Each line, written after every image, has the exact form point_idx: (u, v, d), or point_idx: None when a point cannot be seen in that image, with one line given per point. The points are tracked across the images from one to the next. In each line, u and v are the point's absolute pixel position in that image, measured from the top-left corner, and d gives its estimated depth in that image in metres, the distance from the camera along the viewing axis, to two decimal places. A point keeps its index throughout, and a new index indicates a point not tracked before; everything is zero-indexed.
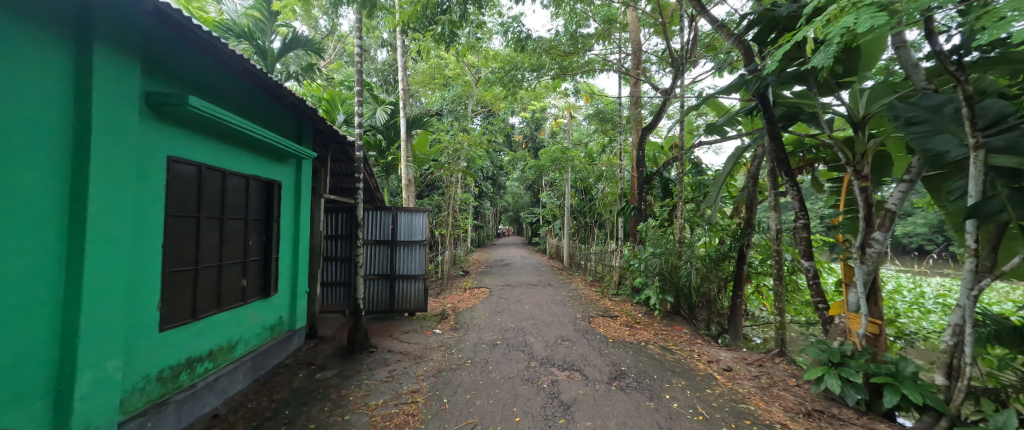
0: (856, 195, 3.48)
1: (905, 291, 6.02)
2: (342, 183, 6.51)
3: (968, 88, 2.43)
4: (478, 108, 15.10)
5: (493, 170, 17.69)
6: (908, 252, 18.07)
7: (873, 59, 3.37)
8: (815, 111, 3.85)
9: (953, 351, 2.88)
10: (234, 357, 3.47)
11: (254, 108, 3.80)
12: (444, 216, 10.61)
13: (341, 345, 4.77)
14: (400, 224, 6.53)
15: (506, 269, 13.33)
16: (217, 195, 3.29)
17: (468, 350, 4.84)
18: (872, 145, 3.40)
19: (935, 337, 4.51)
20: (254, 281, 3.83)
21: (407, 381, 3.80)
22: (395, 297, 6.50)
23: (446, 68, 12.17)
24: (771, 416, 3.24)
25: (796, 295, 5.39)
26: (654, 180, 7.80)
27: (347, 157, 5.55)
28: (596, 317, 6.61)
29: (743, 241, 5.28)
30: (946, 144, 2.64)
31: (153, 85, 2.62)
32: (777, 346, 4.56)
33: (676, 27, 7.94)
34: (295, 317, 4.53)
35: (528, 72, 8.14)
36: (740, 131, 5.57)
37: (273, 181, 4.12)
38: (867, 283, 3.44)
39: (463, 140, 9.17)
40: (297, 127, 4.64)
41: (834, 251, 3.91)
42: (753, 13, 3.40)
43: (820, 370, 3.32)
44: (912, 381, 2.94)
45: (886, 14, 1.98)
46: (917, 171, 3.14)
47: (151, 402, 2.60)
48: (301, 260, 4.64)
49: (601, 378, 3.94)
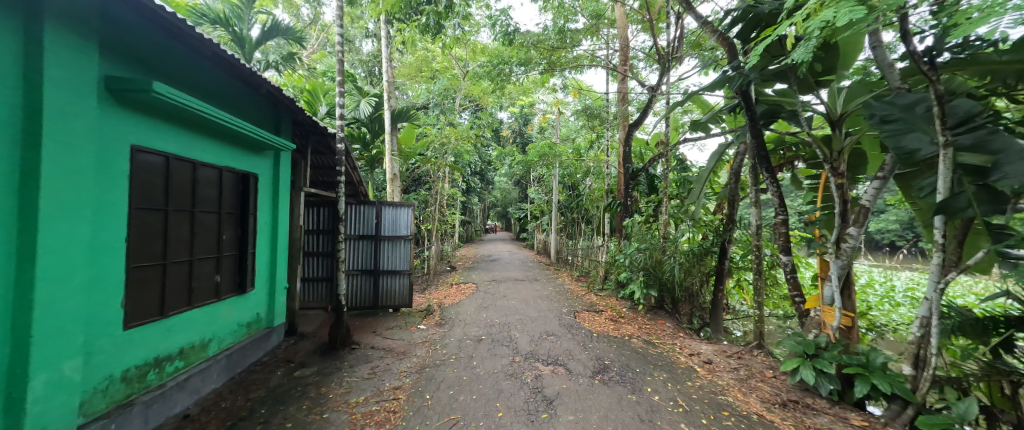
0: (834, 192, 3.57)
1: (877, 285, 6.30)
2: (324, 176, 6.34)
3: (938, 87, 2.52)
4: (466, 103, 15.01)
5: (482, 166, 17.57)
6: (880, 247, 18.82)
7: (850, 59, 3.48)
8: (795, 109, 3.96)
9: (920, 342, 3.00)
10: (207, 355, 3.34)
11: (228, 97, 3.65)
12: (431, 211, 10.50)
13: (323, 342, 4.68)
14: (384, 219, 6.42)
15: (494, 264, 13.33)
16: (187, 187, 3.14)
17: (453, 346, 4.82)
18: (848, 143, 3.48)
19: (903, 329, 4.73)
20: (229, 277, 3.71)
21: (389, 377, 3.76)
22: (379, 293, 6.41)
23: (433, 60, 12.03)
24: (748, 407, 3.32)
25: (775, 289, 5.58)
26: (640, 176, 7.88)
27: (329, 149, 5.38)
28: (582, 312, 6.66)
29: (725, 236, 5.38)
30: (917, 143, 2.71)
31: (114, 70, 2.48)
32: (756, 338, 4.68)
33: (662, 24, 8.01)
34: (274, 314, 4.41)
35: (516, 67, 8.13)
36: (724, 128, 5.67)
37: (249, 173, 3.97)
38: (842, 277, 3.56)
39: (450, 134, 9.09)
40: (275, 117, 4.48)
41: (812, 246, 4.02)
42: (738, 9, 3.42)
43: (796, 362, 3.42)
44: (881, 371, 3.08)
45: (865, 8, 1.97)
46: (890, 169, 3.24)
47: (115, 403, 2.48)
48: (280, 254, 4.51)
49: (584, 372, 3.97)
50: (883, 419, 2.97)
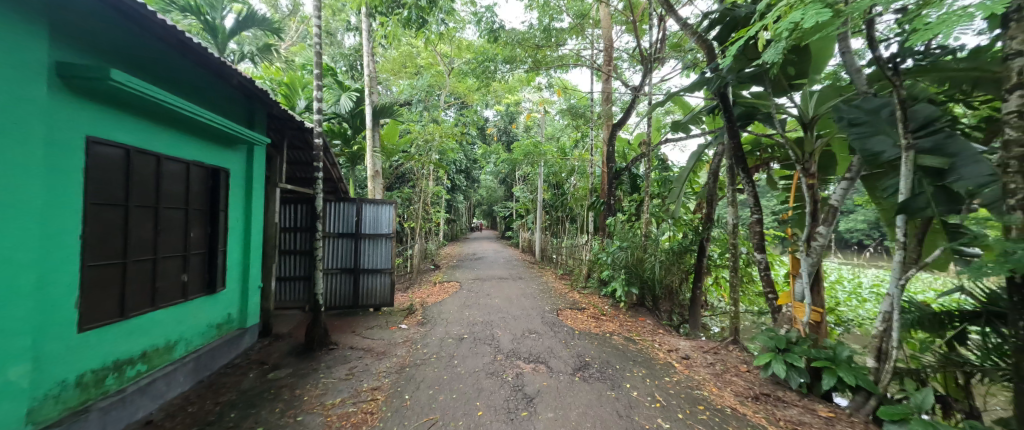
0: (805, 192, 3.70)
1: (845, 282, 6.58)
2: (301, 173, 6.17)
3: (901, 92, 2.65)
4: (451, 100, 14.88)
5: (467, 164, 17.45)
6: (849, 246, 19.66)
7: (821, 64, 3.62)
8: (770, 112, 4.09)
9: (883, 336, 3.14)
10: (173, 358, 3.19)
11: (196, 88, 3.49)
12: (414, 209, 10.37)
13: (298, 343, 4.55)
14: (365, 216, 6.30)
15: (478, 263, 13.26)
16: (149, 181, 2.99)
17: (434, 345, 4.76)
18: (819, 144, 3.61)
19: (868, 324, 4.96)
20: (197, 276, 3.55)
21: (368, 378, 3.69)
22: (359, 292, 6.28)
23: (417, 56, 11.86)
24: (723, 401, 3.42)
25: (751, 286, 5.76)
26: (623, 175, 7.99)
27: (306, 144, 5.22)
28: (564, 309, 6.71)
29: (703, 235, 5.50)
30: (881, 145, 2.84)
31: (68, 57, 2.33)
32: (732, 333, 4.81)
33: (646, 26, 8.13)
34: (246, 315, 4.26)
35: (501, 64, 8.11)
36: (704, 129, 5.80)
37: (219, 168, 3.82)
38: (811, 274, 3.69)
39: (434, 131, 8.98)
40: (248, 111, 4.32)
41: (784, 244, 4.16)
42: (716, 12, 3.51)
43: (769, 356, 3.55)
44: (847, 364, 3.22)
45: (830, 11, 2.03)
46: (857, 170, 3.38)
47: (69, 410, 2.34)
48: (254, 252, 4.35)
49: (565, 369, 3.99)
50: (848, 410, 3.14)
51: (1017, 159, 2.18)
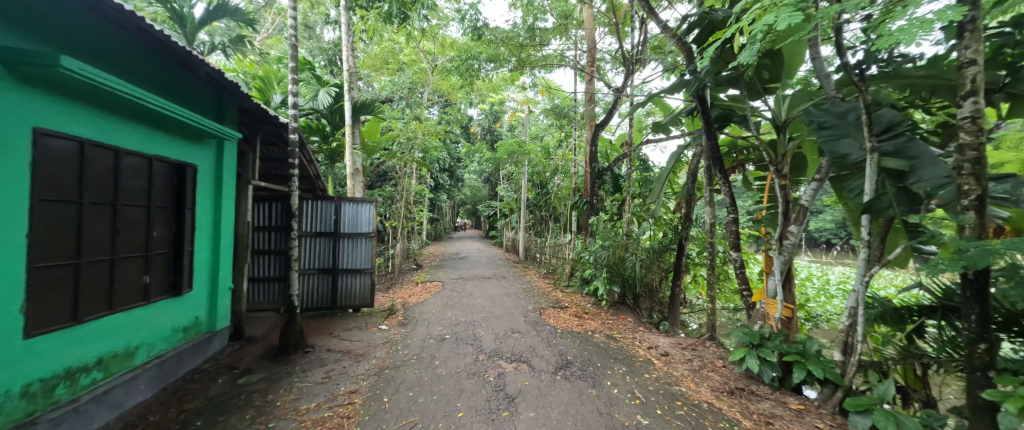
0: (778, 193, 3.82)
1: (814, 279, 6.86)
2: (276, 169, 5.97)
3: (866, 97, 2.76)
4: (435, 98, 14.72)
5: (450, 163, 17.29)
6: (818, 244, 20.55)
7: (794, 69, 3.74)
8: (745, 114, 4.21)
9: (849, 331, 3.28)
10: (133, 364, 3.02)
11: (159, 79, 3.31)
12: (396, 208, 10.20)
13: (272, 346, 4.39)
14: (344, 215, 6.15)
15: (462, 262, 13.14)
16: (106, 177, 2.81)
17: (415, 346, 4.69)
18: (791, 147, 3.74)
19: (836, 319, 5.19)
20: (160, 277, 3.37)
21: (345, 381, 3.59)
22: (338, 292, 6.12)
23: (400, 53, 11.67)
24: (699, 396, 3.50)
25: (727, 283, 5.93)
26: (605, 175, 8.09)
27: (281, 140, 5.04)
28: (547, 308, 6.73)
29: (682, 234, 5.63)
30: (849, 148, 2.97)
31: (11, 40, 2.15)
32: (709, 330, 4.93)
33: (628, 28, 8.25)
34: (215, 318, 4.07)
35: (485, 63, 8.06)
36: (683, 131, 5.92)
37: (185, 163, 3.63)
38: (783, 272, 3.82)
39: (417, 129, 8.84)
40: (218, 104, 4.13)
41: (758, 243, 4.29)
42: (694, 15, 3.59)
43: (743, 352, 3.67)
44: (816, 358, 3.36)
45: (801, 15, 2.08)
46: (826, 172, 3.52)
47: (13, 423, 2.17)
48: (224, 252, 4.17)
49: (547, 368, 4.00)
50: (816, 402, 3.29)
51: (970, 162, 2.30)
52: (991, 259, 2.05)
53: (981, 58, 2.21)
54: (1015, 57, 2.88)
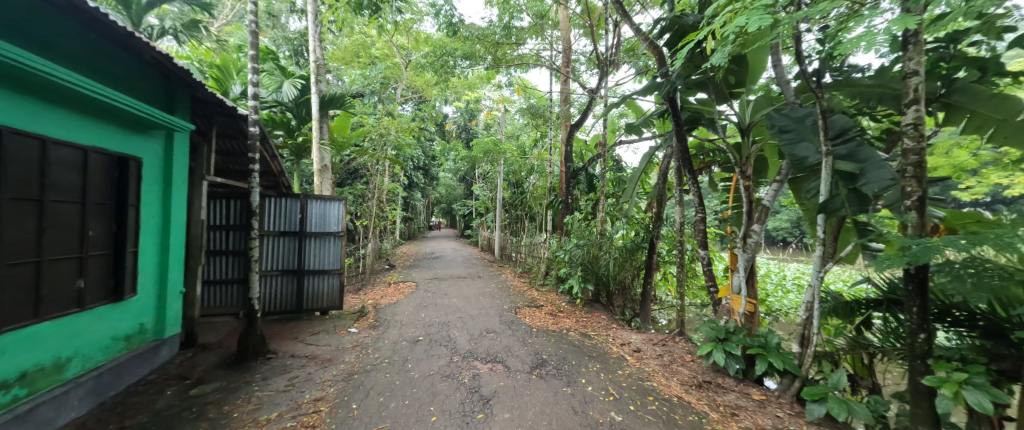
0: (742, 193, 3.98)
1: (773, 275, 7.26)
2: (235, 165, 5.61)
3: (822, 103, 2.92)
4: (408, 94, 14.39)
5: (425, 160, 16.96)
6: (776, 242, 21.81)
7: (757, 75, 3.90)
8: (713, 117, 4.35)
9: (805, 324, 3.46)
10: (66, 378, 2.73)
11: (95, 62, 3.01)
12: (367, 206, 9.87)
13: (229, 354, 4.12)
14: (310, 213, 5.86)
15: (436, 262, 12.92)
16: (31, 169, 2.52)
17: (387, 349, 4.54)
18: (754, 149, 3.90)
19: (793, 313, 5.49)
20: (98, 280, 3.06)
21: (310, 388, 3.41)
22: (304, 294, 5.83)
23: (372, 46, 11.30)
24: (670, 390, 3.59)
25: (695, 280, 6.16)
26: (580, 175, 8.18)
27: (240, 133, 4.73)
28: (522, 307, 6.72)
29: (654, 233, 5.77)
30: (806, 151, 3.15)
31: None
32: (678, 326, 5.08)
33: (602, 31, 8.37)
34: (164, 324, 3.76)
35: (461, 60, 7.94)
36: (654, 133, 6.07)
37: (128, 156, 3.32)
38: (747, 269, 3.99)
39: (389, 125, 8.48)
40: (167, 93, 3.81)
41: (724, 241, 4.47)
42: (665, 19, 3.67)
43: (710, 347, 3.81)
44: (776, 350, 3.53)
45: (771, 17, 2.14)
46: (786, 173, 3.73)
47: None
48: (174, 253, 3.86)
49: (523, 367, 3.98)
50: (776, 392, 3.46)
51: (912, 166, 2.47)
52: (933, 256, 2.20)
53: (922, 69, 2.42)
54: (950, 70, 3.11)
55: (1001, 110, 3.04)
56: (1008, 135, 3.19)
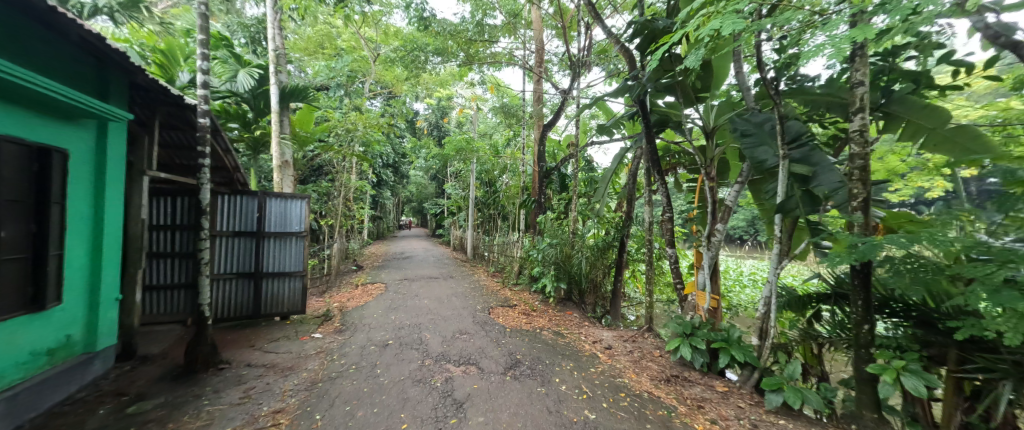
0: (707, 194, 4.12)
1: (733, 272, 7.64)
2: (181, 159, 5.15)
3: (780, 109, 3.08)
4: (377, 89, 13.91)
5: (395, 158, 16.47)
6: (734, 240, 23.08)
7: (721, 81, 4.04)
8: (680, 121, 4.47)
9: (764, 318, 3.63)
10: None
11: (9, 39, 2.63)
12: (332, 204, 9.42)
13: (175, 366, 3.78)
14: (269, 212, 5.50)
15: (406, 262, 12.59)
16: None
17: (354, 354, 4.33)
18: (718, 152, 4.04)
19: (752, 307, 5.80)
20: (12, 288, 2.68)
21: (269, 399, 3.19)
22: (261, 299, 5.45)
23: (337, 38, 10.80)
24: (640, 386, 3.66)
25: (662, 277, 6.35)
26: (552, 175, 8.24)
27: (188, 124, 4.33)
28: (496, 307, 6.66)
29: (624, 232, 5.89)
30: (765, 154, 3.31)
31: None
32: (648, 322, 5.22)
33: (574, 33, 8.46)
34: (96, 335, 3.37)
35: (432, 55, 7.76)
36: (624, 134, 6.21)
37: (51, 147, 2.93)
38: (712, 266, 4.15)
39: (356, 120, 8.11)
40: (100, 78, 3.42)
41: (690, 240, 4.63)
42: (636, 22, 3.72)
43: (678, 342, 3.94)
44: (738, 343, 3.70)
45: (743, 22, 2.21)
46: (747, 175, 3.90)
47: None
48: (108, 256, 3.46)
49: (496, 369, 3.92)
50: (738, 384, 3.62)
51: (859, 169, 2.66)
52: (878, 252, 2.37)
53: (867, 80, 2.63)
54: (888, 82, 3.39)
55: (928, 118, 3.26)
56: (936, 144, 3.39)
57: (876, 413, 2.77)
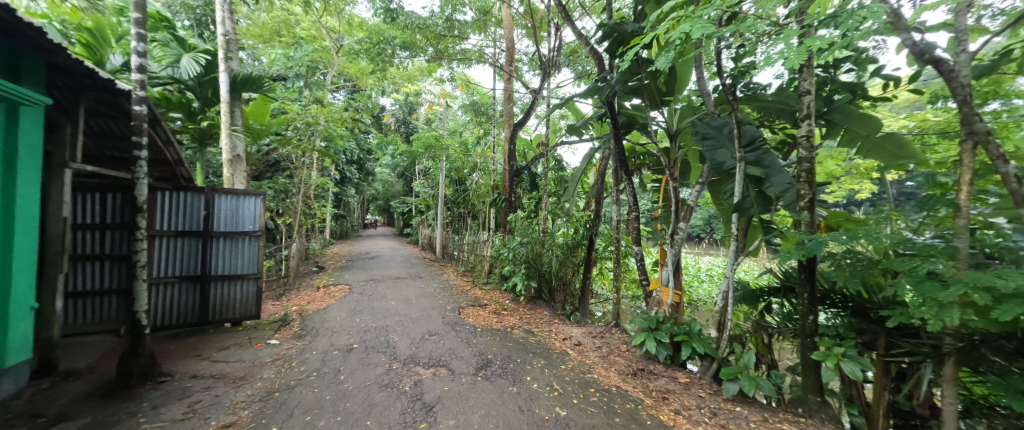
0: (671, 193, 4.28)
1: (694, 268, 8.01)
2: (113, 151, 4.64)
3: (737, 114, 3.24)
4: (339, 82, 13.26)
5: (359, 154, 15.81)
6: (693, 238, 24.27)
7: (683, 86, 4.23)
8: (646, 123, 4.61)
9: (722, 311, 3.82)
10: None
11: None
12: (290, 202, 8.88)
13: (105, 381, 3.38)
14: (217, 210, 5.08)
15: (372, 262, 12.14)
16: None
17: (315, 360, 4.09)
18: (681, 154, 4.20)
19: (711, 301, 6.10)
20: None
21: (218, 413, 2.93)
22: (208, 304, 5.02)
23: (295, 25, 10.16)
24: (609, 381, 3.74)
25: (628, 274, 6.54)
26: (522, 174, 8.24)
27: (122, 112, 3.90)
28: (466, 307, 6.56)
29: (593, 231, 6.00)
30: (724, 157, 3.48)
31: None
32: (615, 318, 5.35)
33: (545, 33, 8.49)
34: (4, 351, 2.93)
35: (399, 49, 7.50)
36: (593, 135, 6.33)
37: None
38: (675, 263, 4.31)
39: (315, 113, 7.55)
40: (10, 56, 2.98)
41: (655, 238, 4.79)
42: (606, 25, 3.79)
43: (643, 336, 4.06)
44: (698, 336, 3.86)
45: (712, 27, 2.30)
46: (707, 177, 4.06)
47: None
48: (21, 259, 3.03)
49: (467, 370, 3.85)
50: (699, 374, 3.79)
51: (806, 171, 2.85)
52: (822, 249, 2.55)
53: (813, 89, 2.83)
54: (829, 92, 3.68)
55: (863, 126, 3.55)
56: (870, 150, 3.67)
57: (819, 397, 2.99)
